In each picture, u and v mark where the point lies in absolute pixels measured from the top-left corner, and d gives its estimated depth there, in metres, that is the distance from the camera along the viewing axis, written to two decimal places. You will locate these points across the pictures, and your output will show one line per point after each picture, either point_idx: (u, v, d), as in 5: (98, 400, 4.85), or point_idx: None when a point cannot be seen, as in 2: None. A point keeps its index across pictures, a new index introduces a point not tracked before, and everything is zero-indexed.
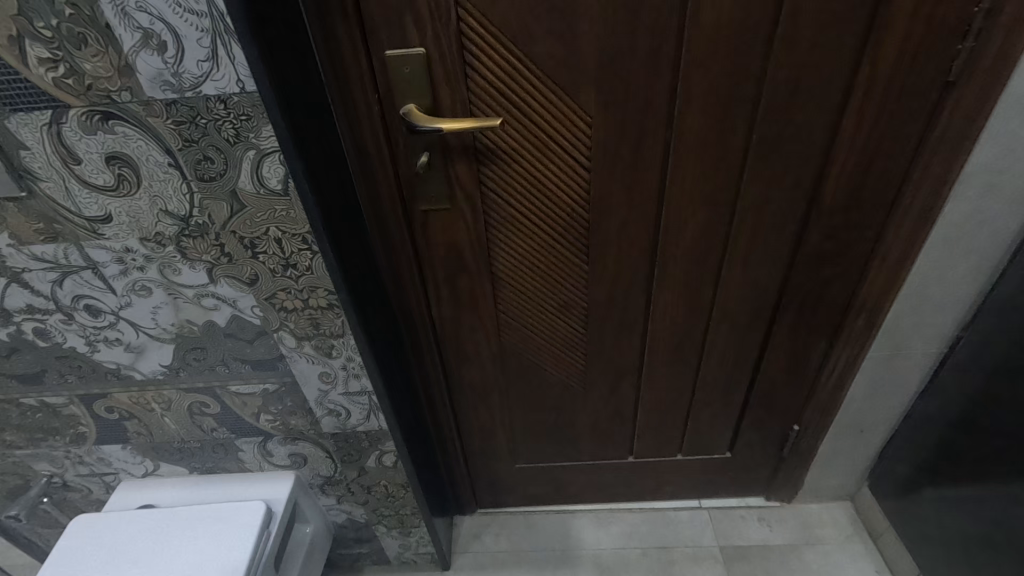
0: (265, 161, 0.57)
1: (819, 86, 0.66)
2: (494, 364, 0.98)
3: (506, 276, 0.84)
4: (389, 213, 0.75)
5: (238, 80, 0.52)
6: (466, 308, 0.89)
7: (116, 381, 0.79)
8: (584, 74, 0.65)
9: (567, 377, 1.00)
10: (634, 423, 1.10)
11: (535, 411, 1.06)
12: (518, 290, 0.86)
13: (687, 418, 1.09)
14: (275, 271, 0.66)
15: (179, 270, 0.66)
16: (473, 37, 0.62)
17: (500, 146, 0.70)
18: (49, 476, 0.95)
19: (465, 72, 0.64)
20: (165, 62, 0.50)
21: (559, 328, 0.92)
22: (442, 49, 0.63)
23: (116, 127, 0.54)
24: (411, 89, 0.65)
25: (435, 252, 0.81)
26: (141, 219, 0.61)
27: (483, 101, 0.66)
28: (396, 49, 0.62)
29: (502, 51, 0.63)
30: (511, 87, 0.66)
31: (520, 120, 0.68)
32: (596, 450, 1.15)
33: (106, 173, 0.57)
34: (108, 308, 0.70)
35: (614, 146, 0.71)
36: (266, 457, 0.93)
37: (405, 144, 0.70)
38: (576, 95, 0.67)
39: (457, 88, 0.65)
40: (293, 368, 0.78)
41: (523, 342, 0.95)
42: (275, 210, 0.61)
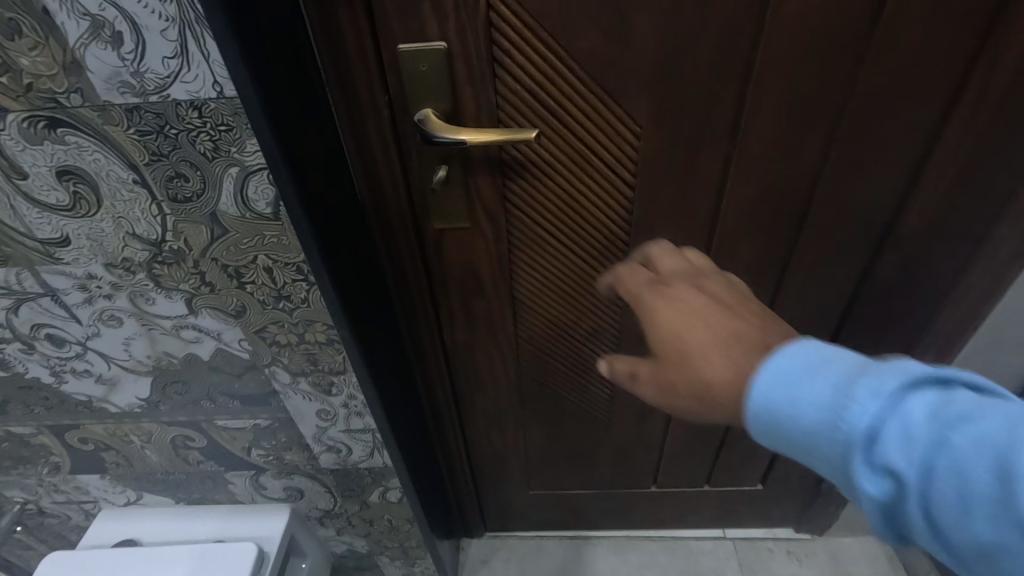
0: (250, 180, 0.47)
1: (919, 98, 0.55)
2: (511, 393, 0.89)
3: (529, 300, 0.74)
4: (399, 232, 0.65)
5: (214, 83, 0.41)
6: (482, 334, 0.79)
7: (88, 413, 0.70)
8: (637, 77, 0.54)
9: (591, 407, 0.90)
10: (660, 454, 1.01)
11: (553, 439, 0.98)
12: (542, 316, 0.76)
13: (718, 448, 1.00)
14: (265, 303, 0.57)
15: (153, 300, 0.56)
16: (504, 30, 0.51)
17: (531, 159, 0.59)
18: (23, 503, 0.87)
19: (493, 72, 0.53)
20: (123, 59, 0.40)
21: (586, 357, 0.82)
22: (466, 43, 0.52)
23: (66, 137, 0.44)
24: (427, 92, 0.54)
25: (450, 275, 0.71)
26: (104, 243, 0.51)
27: (513, 107, 0.56)
28: (410, 42, 0.51)
29: (539, 47, 0.52)
30: (547, 91, 0.55)
31: (556, 129, 0.57)
32: (617, 479, 1.06)
33: (58, 190, 0.47)
34: (74, 338, 0.60)
35: (665, 162, 0.60)
36: (259, 490, 0.85)
37: (419, 155, 0.59)
38: (624, 101, 0.56)
39: (483, 91, 0.54)
40: (287, 404, 0.69)
41: (544, 371, 0.85)
42: (264, 236, 0.51)
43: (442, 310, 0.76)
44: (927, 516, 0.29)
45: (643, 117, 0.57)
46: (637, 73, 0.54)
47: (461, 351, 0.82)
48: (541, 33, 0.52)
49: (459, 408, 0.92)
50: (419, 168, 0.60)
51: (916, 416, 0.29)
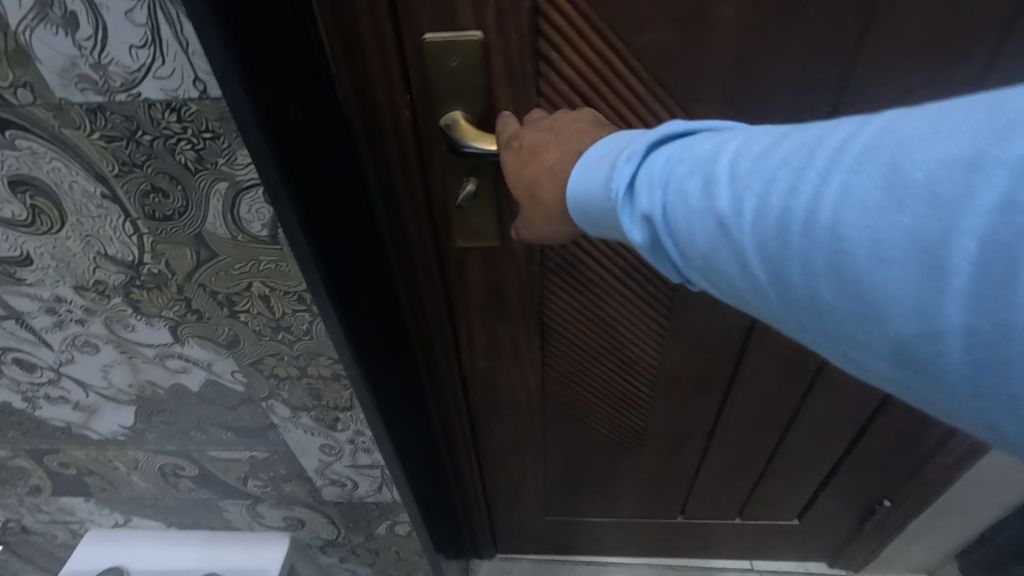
0: (242, 198, 0.39)
1: None
2: (533, 420, 0.81)
3: (559, 325, 0.66)
4: (418, 251, 0.57)
5: (195, 80, 0.33)
6: (505, 360, 0.71)
7: (68, 438, 0.63)
8: (710, 79, 0.45)
9: (621, 437, 0.83)
10: (691, 485, 0.93)
11: (576, 467, 0.90)
12: (572, 342, 0.68)
13: (756, 482, 0.92)
14: (262, 334, 0.49)
15: (131, 327, 0.49)
16: (553, 18, 0.42)
17: None
18: (5, 521, 0.81)
19: (538, 69, 0.45)
20: (79, 47, 0.31)
21: (619, 387, 0.74)
22: (507, 33, 0.43)
23: (17, 141, 0.36)
24: (457, 91, 0.45)
25: (472, 297, 0.63)
26: (72, 264, 0.43)
27: (558, 111, 0.47)
28: (439, 31, 0.43)
29: (594, 39, 0.43)
30: (600, 94, 0.46)
31: None
32: (641, 509, 0.99)
33: (13, 203, 0.39)
34: (46, 364, 0.53)
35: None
36: (256, 518, 0.78)
37: (444, 164, 0.50)
38: (691, 108, 0.47)
39: (523, 91, 0.46)
40: (287, 437, 0.61)
41: (572, 399, 0.77)
42: (260, 261, 0.43)
43: (464, 333, 0.68)
44: (684, 250, 0.27)
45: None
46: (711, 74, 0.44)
47: (482, 376, 0.74)
48: (598, 23, 0.42)
49: (475, 435, 0.84)
50: (444, 179, 0.51)
51: (660, 160, 0.28)
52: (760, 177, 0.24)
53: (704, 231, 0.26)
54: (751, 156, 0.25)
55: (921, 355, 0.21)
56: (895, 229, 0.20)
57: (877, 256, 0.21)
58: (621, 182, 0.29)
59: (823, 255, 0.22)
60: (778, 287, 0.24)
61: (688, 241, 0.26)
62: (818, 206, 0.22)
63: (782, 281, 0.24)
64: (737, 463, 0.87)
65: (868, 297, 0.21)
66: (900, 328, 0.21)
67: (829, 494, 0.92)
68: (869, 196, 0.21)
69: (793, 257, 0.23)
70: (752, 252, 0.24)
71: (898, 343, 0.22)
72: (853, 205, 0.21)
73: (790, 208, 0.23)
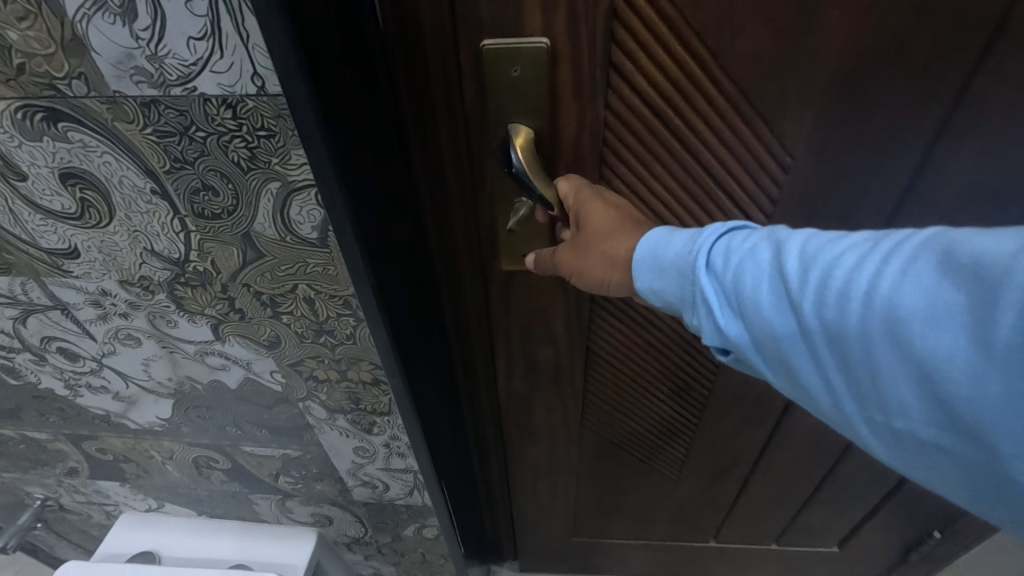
0: (294, 198, 0.37)
1: None
2: (570, 447, 0.79)
3: (604, 353, 0.65)
4: (465, 262, 0.55)
5: (254, 74, 0.31)
6: (544, 387, 0.69)
7: (107, 426, 0.63)
8: (794, 91, 0.42)
9: (661, 463, 0.81)
10: (729, 511, 0.90)
11: (612, 492, 0.89)
12: (616, 370, 0.67)
13: (798, 509, 0.88)
14: (304, 336, 0.47)
15: (174, 323, 0.48)
16: (630, 22, 0.39)
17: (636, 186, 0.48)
18: (44, 499, 0.83)
19: (608, 77, 0.42)
20: (136, 38, 0.30)
21: (662, 415, 0.72)
22: (578, 41, 0.40)
23: (70, 133, 0.35)
24: (518, 103, 0.43)
25: (514, 324, 0.61)
26: (119, 259, 0.42)
27: (625, 122, 0.44)
28: (505, 40, 0.40)
29: (674, 48, 0.40)
30: (673, 106, 0.43)
31: (676, 150, 0.46)
32: (673, 533, 0.96)
33: (63, 196, 0.38)
34: (88, 354, 0.53)
35: (806, 194, 0.48)
36: (285, 513, 0.77)
37: (495, 180, 0.47)
38: (770, 120, 0.44)
39: (589, 102, 0.43)
40: (322, 438, 0.60)
41: (611, 425, 0.75)
42: (307, 264, 0.41)
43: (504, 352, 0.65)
44: (754, 317, 0.32)
45: (790, 138, 0.45)
46: (795, 80, 0.41)
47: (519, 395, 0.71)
48: (679, 27, 0.40)
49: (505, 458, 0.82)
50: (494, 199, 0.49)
51: (737, 245, 0.34)
52: (816, 260, 0.30)
53: (767, 297, 0.32)
54: (808, 244, 0.31)
55: (963, 410, 0.26)
56: (944, 318, 0.26)
57: (921, 323, 0.26)
58: (693, 254, 0.35)
59: (874, 320, 0.28)
60: (835, 349, 0.30)
61: (753, 306, 0.32)
62: (866, 282, 0.28)
63: (838, 343, 0.29)
64: (778, 487, 0.83)
65: (914, 357, 0.27)
66: (947, 384, 0.26)
67: (874, 523, 0.87)
68: (912, 275, 0.27)
69: (846, 321, 0.29)
70: (813, 320, 0.30)
71: (940, 397, 0.27)
72: (898, 286, 0.27)
73: (847, 283, 0.29)
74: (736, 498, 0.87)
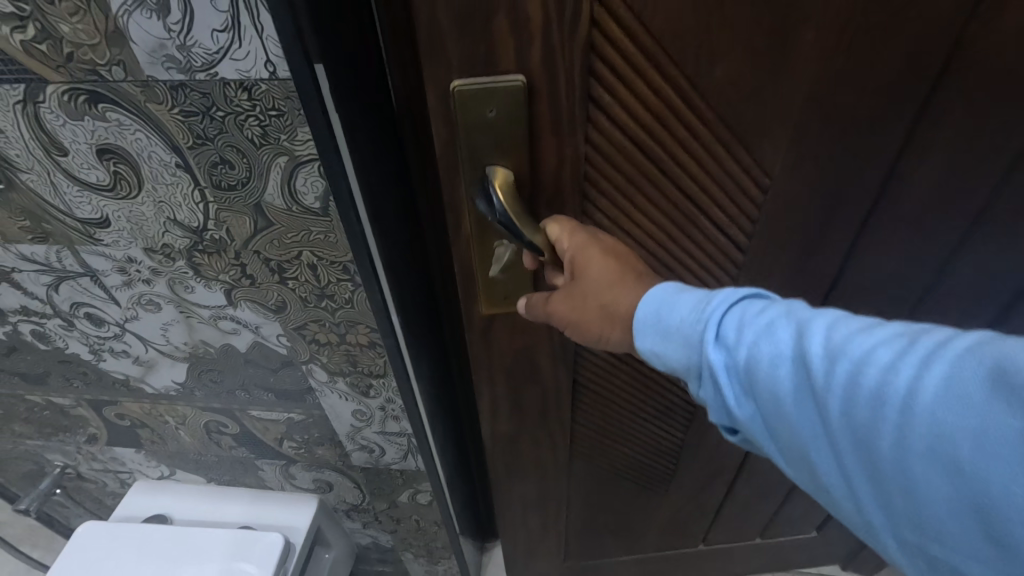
0: (299, 171, 0.42)
1: None
2: (561, 474, 0.82)
3: (590, 381, 0.68)
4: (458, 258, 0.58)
5: (266, 61, 0.36)
6: (531, 422, 0.71)
7: (125, 391, 0.69)
8: (769, 111, 0.44)
9: (649, 478, 0.86)
10: (716, 516, 0.95)
11: (604, 510, 0.92)
12: (603, 395, 0.71)
13: (783, 501, 0.93)
14: (307, 300, 0.53)
15: (191, 288, 0.53)
16: (608, 55, 0.40)
17: (616, 214, 0.49)
18: (63, 467, 0.88)
19: (587, 111, 0.42)
20: (168, 30, 0.35)
21: (648, 433, 0.77)
22: (556, 80, 0.40)
23: (108, 113, 0.40)
24: (496, 143, 0.42)
25: (498, 366, 0.62)
26: (145, 228, 0.48)
27: (604, 152, 0.45)
28: (479, 82, 0.39)
29: (654, 77, 0.42)
30: (653, 132, 0.45)
31: (657, 173, 0.47)
32: (664, 542, 1.01)
33: (99, 169, 0.44)
34: (112, 319, 0.58)
35: (783, 203, 0.51)
36: (288, 479, 0.83)
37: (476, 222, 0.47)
38: (746, 137, 0.46)
39: (568, 137, 0.43)
40: (322, 401, 0.65)
41: (600, 447, 0.79)
42: (311, 231, 0.46)
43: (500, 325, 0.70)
44: (773, 397, 0.33)
45: (766, 154, 0.47)
46: (774, 98, 0.44)
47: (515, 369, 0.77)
48: (660, 58, 0.41)
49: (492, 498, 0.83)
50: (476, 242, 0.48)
51: (760, 322, 0.34)
52: (841, 351, 0.30)
53: (788, 384, 0.32)
54: (834, 333, 0.31)
55: (996, 520, 0.26)
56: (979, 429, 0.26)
57: (956, 431, 0.26)
58: (704, 325, 0.36)
59: (901, 420, 0.28)
60: (858, 440, 0.30)
61: (771, 386, 0.33)
62: (906, 385, 0.28)
63: (862, 435, 0.30)
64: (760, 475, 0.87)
65: (945, 462, 0.27)
66: (982, 497, 0.26)
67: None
68: (956, 383, 0.27)
69: (882, 424, 0.29)
70: (837, 410, 0.30)
71: (970, 505, 0.26)
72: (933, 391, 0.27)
73: (877, 381, 0.29)
74: (725, 491, 0.89)
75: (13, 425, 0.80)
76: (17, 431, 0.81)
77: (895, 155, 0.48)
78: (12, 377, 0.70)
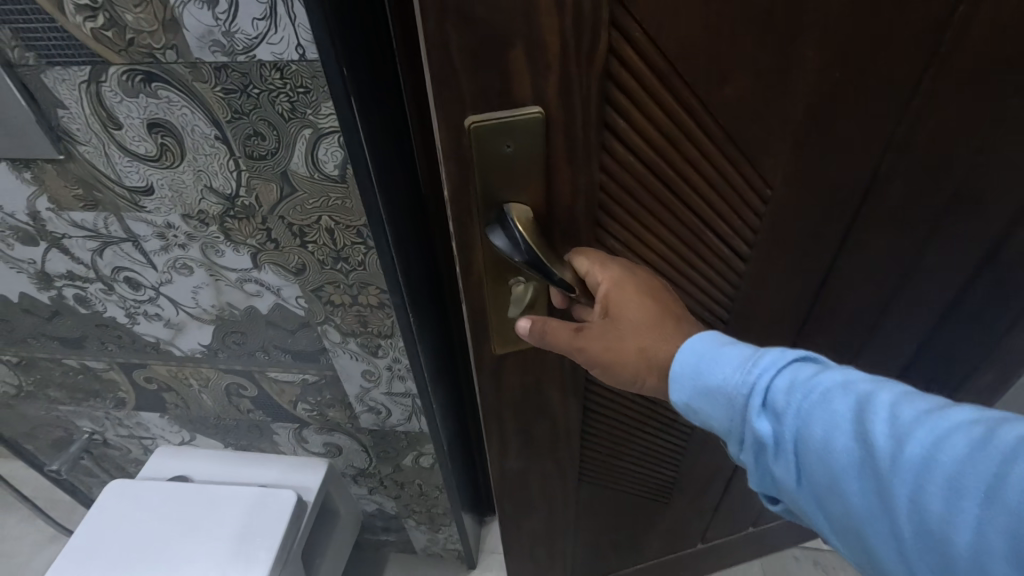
0: (322, 142, 0.49)
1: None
2: (573, 499, 0.85)
3: (598, 409, 0.72)
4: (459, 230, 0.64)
5: (297, 45, 0.43)
6: (543, 455, 0.74)
7: (155, 354, 0.76)
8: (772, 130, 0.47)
9: (652, 492, 0.91)
10: (713, 513, 1.02)
11: (612, 526, 0.97)
12: (608, 419, 0.74)
13: None
14: (324, 263, 0.59)
15: (221, 252, 0.60)
16: (623, 80, 0.42)
17: (624, 239, 0.51)
18: (91, 433, 0.95)
19: (602, 140, 0.44)
20: (216, 18, 0.42)
21: (650, 449, 0.82)
22: (571, 112, 0.42)
23: (159, 91, 0.47)
24: (514, 179, 0.44)
25: (510, 403, 0.64)
26: (184, 194, 0.55)
27: (615, 179, 0.47)
28: (500, 116, 0.40)
29: (666, 104, 0.44)
30: (664, 156, 0.47)
31: (665, 193, 0.50)
32: (666, 546, 1.06)
33: (148, 141, 0.51)
34: (148, 283, 0.65)
35: (783, 213, 0.54)
36: (301, 443, 0.90)
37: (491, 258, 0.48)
38: (749, 155, 0.49)
39: (581, 168, 0.45)
40: (335, 362, 0.72)
41: (607, 468, 0.83)
42: (330, 198, 0.53)
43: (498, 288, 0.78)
44: (831, 462, 0.36)
45: (768, 170, 0.50)
46: (775, 118, 0.47)
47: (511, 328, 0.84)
48: (672, 82, 0.43)
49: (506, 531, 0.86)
50: (495, 277, 0.49)
51: (817, 392, 0.37)
52: (902, 430, 0.33)
53: (847, 454, 0.35)
54: (895, 414, 0.34)
55: None
56: None
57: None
58: (750, 387, 0.40)
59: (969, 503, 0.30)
60: (919, 515, 0.32)
61: (827, 453, 0.36)
62: (980, 480, 0.30)
63: (923, 512, 0.32)
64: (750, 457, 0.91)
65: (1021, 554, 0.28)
66: None
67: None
68: None
69: (949, 512, 0.30)
70: (900, 486, 0.33)
71: None
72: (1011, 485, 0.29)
73: (938, 463, 0.31)
74: (722, 491, 0.96)
75: (47, 390, 0.86)
76: (50, 396, 0.88)
77: (880, 162, 0.52)
78: (51, 341, 0.76)
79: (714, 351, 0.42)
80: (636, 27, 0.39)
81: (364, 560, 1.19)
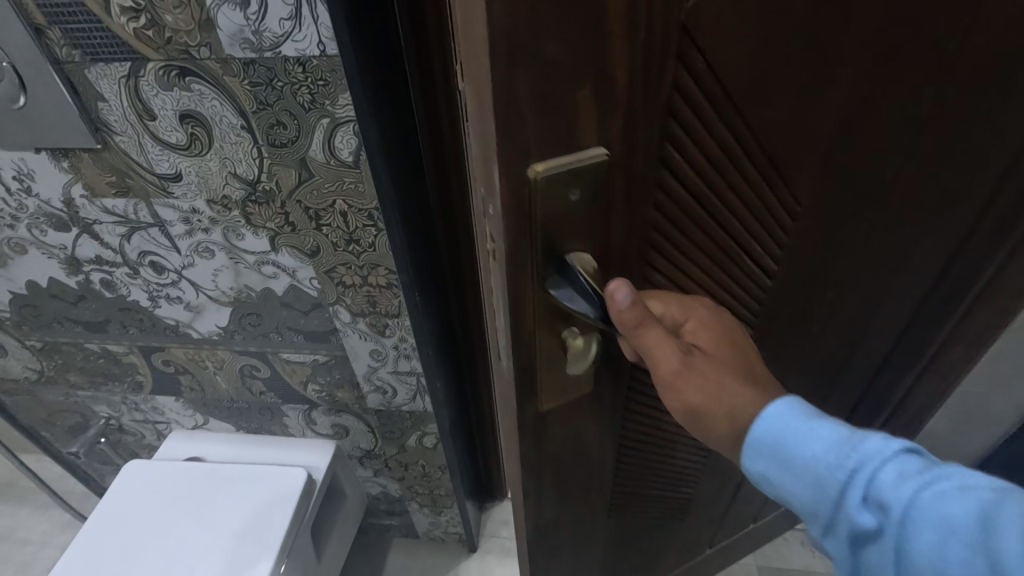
0: (338, 131, 0.54)
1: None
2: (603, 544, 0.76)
3: (626, 450, 0.62)
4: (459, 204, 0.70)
5: (319, 42, 0.48)
6: (577, 512, 0.63)
7: (174, 337, 0.80)
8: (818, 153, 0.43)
9: (671, 509, 0.85)
10: (719, 517, 0.99)
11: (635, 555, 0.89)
12: (637, 457, 0.65)
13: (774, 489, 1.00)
14: (337, 245, 0.64)
15: (242, 236, 0.65)
16: (686, 114, 0.35)
17: (673, 280, 0.44)
18: (107, 418, 0.99)
19: (659, 178, 0.37)
20: (247, 19, 0.47)
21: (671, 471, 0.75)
22: (631, 149, 0.34)
23: (192, 84, 0.52)
24: (571, 231, 0.35)
25: (548, 470, 0.53)
26: (209, 181, 0.60)
27: (670, 218, 0.40)
28: (569, 159, 0.32)
29: (727, 133, 0.37)
30: (716, 189, 0.41)
31: (712, 227, 0.43)
32: (680, 555, 1.02)
33: (179, 131, 0.56)
34: (172, 266, 0.70)
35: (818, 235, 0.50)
36: (310, 425, 0.94)
37: (544, 315, 0.38)
38: (794, 182, 0.44)
39: (638, 209, 0.37)
40: (345, 342, 0.77)
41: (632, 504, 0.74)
42: (344, 182, 0.58)
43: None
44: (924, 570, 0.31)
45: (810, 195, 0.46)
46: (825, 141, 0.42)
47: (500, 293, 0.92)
48: (733, 111, 0.36)
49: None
50: (546, 340, 0.40)
51: (919, 485, 0.32)
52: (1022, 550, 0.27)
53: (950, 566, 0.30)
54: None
55: None
56: None
57: None
58: (842, 466, 0.35)
59: None
60: None
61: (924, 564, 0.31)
62: None
63: None
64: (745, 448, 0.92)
65: None
66: None
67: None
68: None
69: None
70: None
71: None
72: None
73: None
74: (731, 494, 0.93)
75: (67, 375, 0.91)
76: (70, 381, 0.92)
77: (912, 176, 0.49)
78: (75, 325, 0.81)
79: (804, 429, 0.38)
80: (703, 52, 0.32)
81: (368, 545, 1.23)
